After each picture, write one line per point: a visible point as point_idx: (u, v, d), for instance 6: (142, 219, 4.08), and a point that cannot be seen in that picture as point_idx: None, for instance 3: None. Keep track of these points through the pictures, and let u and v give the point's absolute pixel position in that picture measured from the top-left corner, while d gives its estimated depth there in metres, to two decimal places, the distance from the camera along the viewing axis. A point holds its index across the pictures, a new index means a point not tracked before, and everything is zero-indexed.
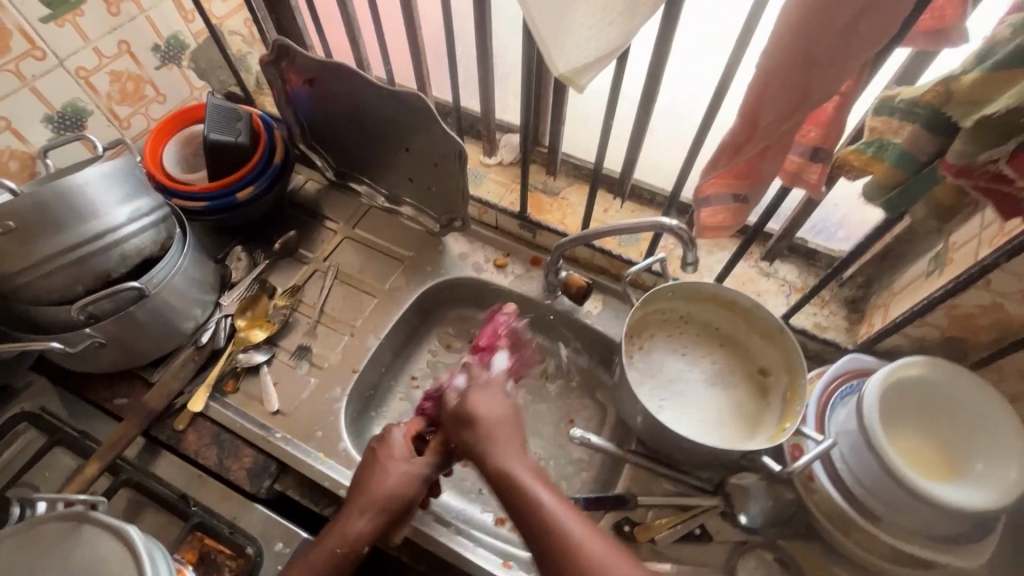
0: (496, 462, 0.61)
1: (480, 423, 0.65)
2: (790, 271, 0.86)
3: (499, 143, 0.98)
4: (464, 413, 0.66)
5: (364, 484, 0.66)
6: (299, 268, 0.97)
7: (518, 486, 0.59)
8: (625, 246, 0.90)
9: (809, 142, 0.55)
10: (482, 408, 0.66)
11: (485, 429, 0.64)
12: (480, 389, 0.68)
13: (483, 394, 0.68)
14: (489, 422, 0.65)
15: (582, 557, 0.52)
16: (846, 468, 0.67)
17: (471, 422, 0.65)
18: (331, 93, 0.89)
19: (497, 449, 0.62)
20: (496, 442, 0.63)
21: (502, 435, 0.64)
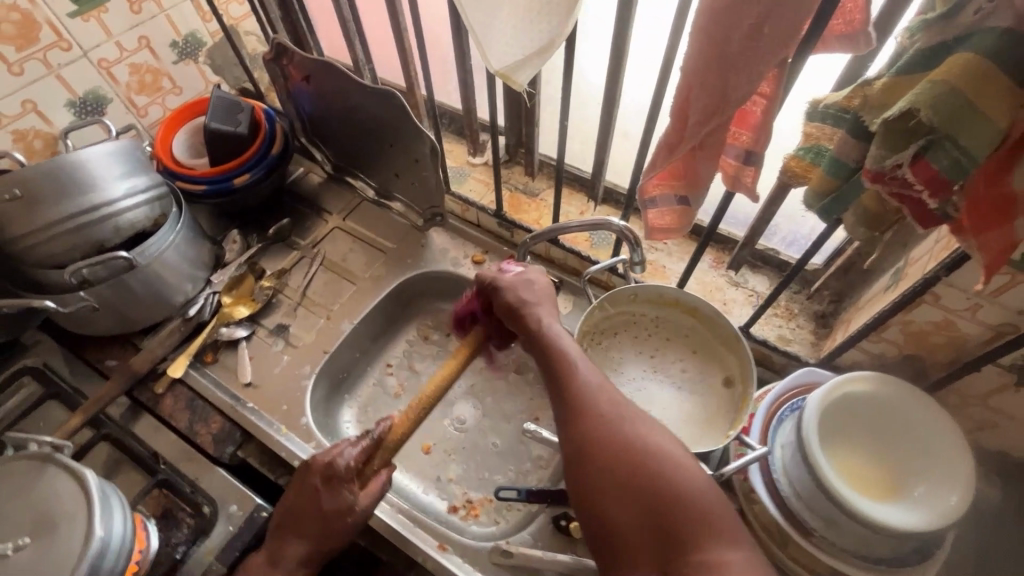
0: (542, 333, 0.63)
1: (531, 300, 0.67)
2: (761, 282, 0.85)
3: (484, 144, 1.01)
4: (514, 289, 0.68)
5: (298, 512, 0.65)
6: (288, 253, 1.02)
7: (561, 353, 0.61)
8: (597, 248, 0.91)
9: (741, 145, 0.55)
10: (534, 289, 0.68)
11: (537, 305, 0.66)
12: (529, 276, 0.70)
13: (532, 279, 0.69)
14: (541, 301, 0.67)
15: (623, 412, 0.54)
16: (785, 481, 0.65)
17: (523, 295, 0.67)
18: (324, 90, 0.95)
19: (547, 322, 0.64)
20: (547, 316, 0.65)
21: (551, 315, 0.66)
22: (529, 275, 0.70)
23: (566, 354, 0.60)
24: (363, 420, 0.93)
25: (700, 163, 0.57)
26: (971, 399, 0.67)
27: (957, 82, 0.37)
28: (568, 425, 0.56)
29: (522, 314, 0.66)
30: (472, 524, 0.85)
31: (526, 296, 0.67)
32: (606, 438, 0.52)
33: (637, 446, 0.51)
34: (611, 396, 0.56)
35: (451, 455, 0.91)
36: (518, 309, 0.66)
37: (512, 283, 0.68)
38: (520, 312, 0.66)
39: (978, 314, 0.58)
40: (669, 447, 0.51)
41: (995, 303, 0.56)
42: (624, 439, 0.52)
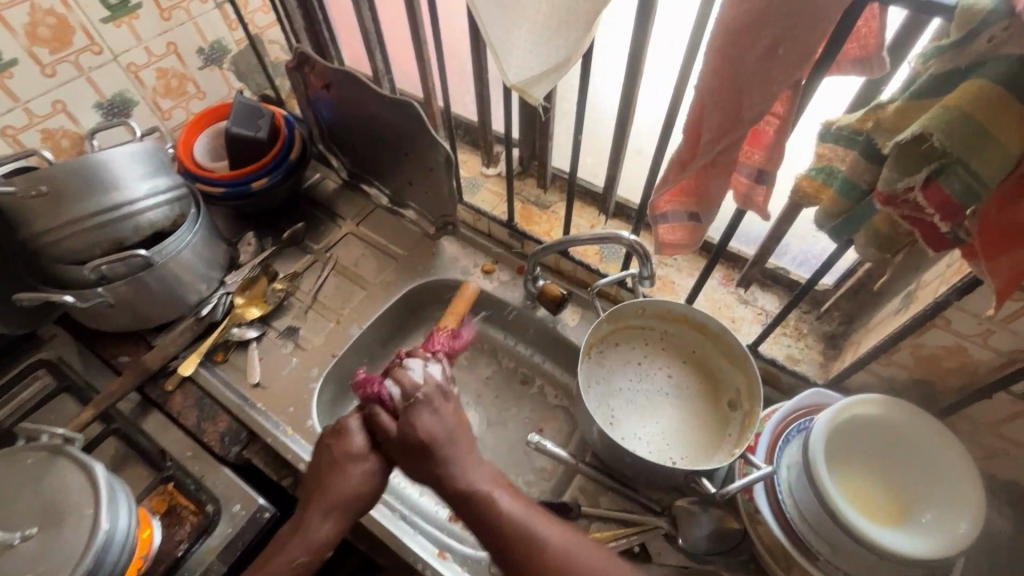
0: (472, 480, 0.59)
1: (428, 413, 0.62)
2: (769, 301, 0.84)
3: (498, 156, 1.03)
4: (419, 415, 0.61)
5: (324, 483, 0.61)
6: (302, 256, 1.04)
7: (499, 509, 0.57)
8: (605, 261, 0.92)
9: (754, 164, 0.56)
10: (438, 415, 0.62)
11: (440, 429, 0.61)
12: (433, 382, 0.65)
13: (435, 385, 0.65)
14: (439, 419, 0.62)
15: (595, 566, 0.55)
16: (791, 503, 0.65)
17: (434, 425, 0.61)
18: (343, 98, 0.97)
19: (448, 455, 0.60)
20: (453, 444, 0.61)
21: (453, 428, 0.62)
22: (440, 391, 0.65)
23: (512, 515, 0.57)
24: None
25: (711, 180, 0.58)
26: (982, 427, 0.66)
27: (971, 109, 0.37)
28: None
29: (434, 450, 0.60)
30: (473, 534, 0.85)
31: (438, 428, 0.61)
32: None
33: None
34: (567, 540, 0.56)
35: None
36: (428, 444, 0.60)
37: (421, 412, 0.61)
38: (433, 448, 0.60)
39: (990, 341, 0.58)
40: None
41: (1007, 329, 0.56)
42: None
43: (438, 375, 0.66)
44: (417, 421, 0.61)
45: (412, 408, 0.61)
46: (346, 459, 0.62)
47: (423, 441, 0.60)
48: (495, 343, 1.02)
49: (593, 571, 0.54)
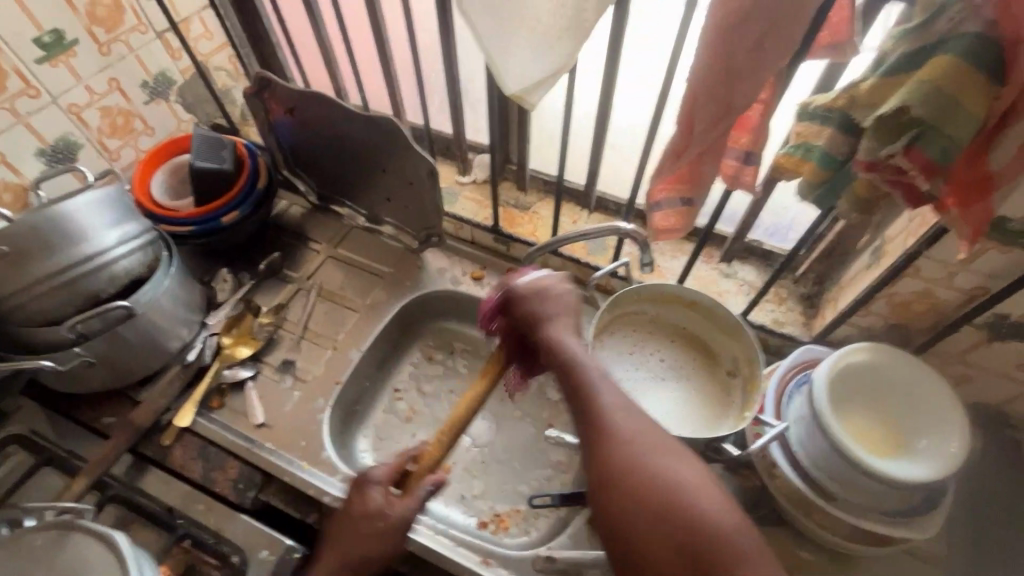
0: (575, 365, 0.58)
1: (541, 302, 0.63)
2: (749, 272, 0.91)
3: (473, 163, 1.04)
4: (528, 297, 0.63)
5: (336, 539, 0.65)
6: (283, 286, 1.01)
7: (588, 386, 0.56)
8: (592, 253, 0.95)
9: (741, 148, 0.60)
10: (551, 301, 0.63)
11: (550, 311, 0.62)
12: (547, 281, 0.64)
13: (552, 282, 0.64)
14: (549, 308, 0.62)
15: (650, 449, 0.51)
16: (804, 453, 0.69)
17: (540, 307, 0.62)
18: (310, 120, 0.95)
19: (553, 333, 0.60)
20: (564, 329, 0.61)
21: (562, 322, 0.62)
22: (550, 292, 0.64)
23: (603, 406, 0.55)
24: (380, 448, 0.93)
25: (703, 166, 0.62)
26: (950, 359, 0.74)
27: (943, 80, 0.43)
28: (600, 475, 0.52)
29: (541, 328, 0.61)
30: (504, 537, 0.86)
31: (543, 311, 0.62)
32: (629, 475, 0.50)
33: (668, 484, 0.49)
34: (641, 426, 0.53)
35: (472, 472, 0.92)
36: (534, 326, 0.62)
37: (524, 294, 0.63)
38: (539, 324, 0.62)
39: (953, 281, 0.65)
40: (694, 481, 0.50)
41: (968, 269, 0.63)
42: (655, 478, 0.50)
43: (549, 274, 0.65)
44: (529, 298, 0.63)
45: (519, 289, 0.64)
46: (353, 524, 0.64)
47: (528, 322, 0.62)
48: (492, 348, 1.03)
49: (667, 468, 0.50)
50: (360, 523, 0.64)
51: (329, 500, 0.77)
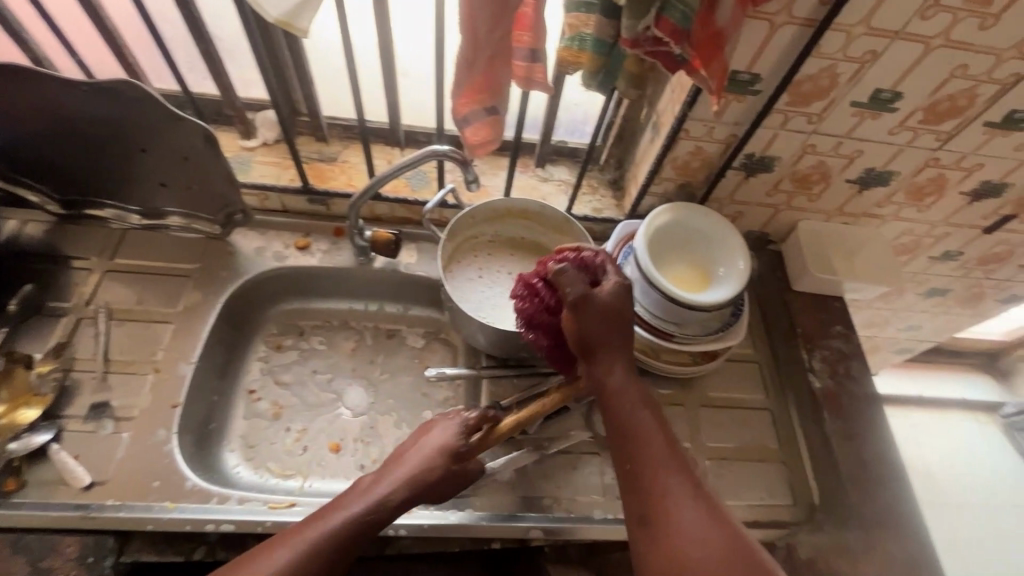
0: (637, 427, 0.62)
1: (600, 321, 0.63)
2: (562, 171, 0.98)
3: (256, 123, 0.92)
4: (586, 309, 0.63)
5: (401, 461, 0.69)
6: (56, 322, 0.81)
7: (652, 456, 0.60)
8: (418, 189, 0.93)
9: (526, 46, 0.62)
10: (612, 328, 0.64)
11: (610, 336, 0.64)
12: (602, 295, 0.64)
13: (609, 300, 0.64)
14: (610, 336, 0.64)
15: (711, 539, 0.54)
16: (641, 306, 0.81)
17: (595, 327, 0.63)
18: (11, 106, 0.73)
19: (616, 379, 0.64)
20: (624, 374, 0.65)
21: (619, 359, 0.65)
22: (599, 298, 0.63)
23: (658, 484, 0.58)
24: (254, 456, 0.85)
25: (497, 70, 0.63)
26: (726, 201, 0.91)
27: None
28: (652, 555, 0.55)
29: (595, 355, 0.64)
30: None
31: (597, 327, 0.63)
32: (685, 562, 0.54)
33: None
34: (704, 513, 0.56)
35: (364, 440, 0.88)
36: (591, 346, 0.64)
37: (581, 304, 0.63)
38: (592, 348, 0.64)
39: (713, 134, 0.79)
40: None
41: (722, 121, 0.76)
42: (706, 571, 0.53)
43: (608, 285, 0.65)
44: (587, 311, 0.63)
45: (576, 307, 0.63)
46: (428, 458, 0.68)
47: (586, 338, 0.64)
48: (343, 314, 0.98)
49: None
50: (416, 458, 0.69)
51: (213, 527, 0.67)
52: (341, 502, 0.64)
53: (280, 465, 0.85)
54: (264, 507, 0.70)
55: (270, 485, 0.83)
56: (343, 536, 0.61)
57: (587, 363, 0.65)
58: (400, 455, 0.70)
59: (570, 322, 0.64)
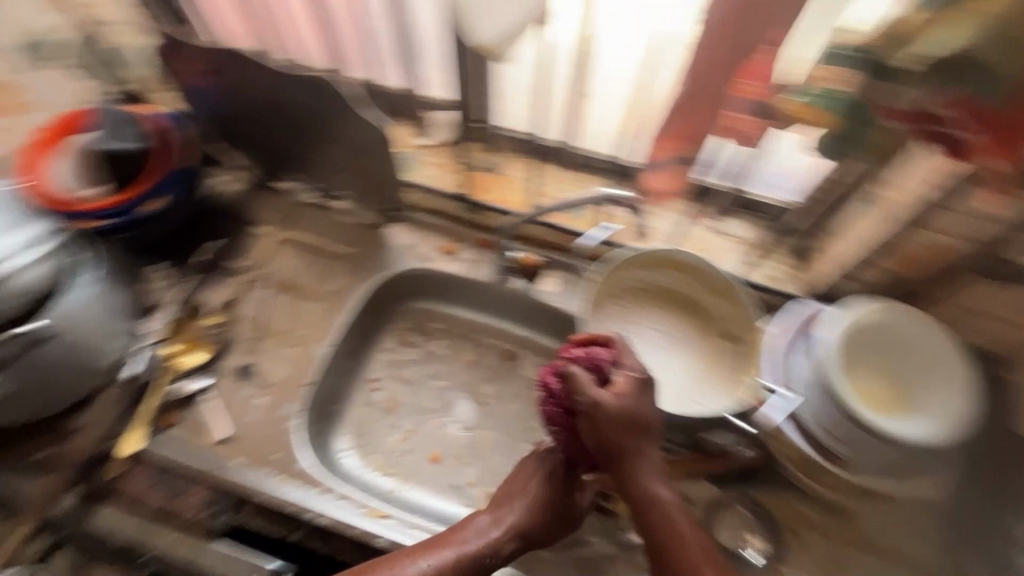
0: (672, 537, 0.60)
1: (619, 430, 0.61)
2: (739, 226, 0.86)
3: (433, 123, 0.93)
4: (599, 418, 0.61)
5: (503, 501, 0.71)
6: (229, 279, 0.89)
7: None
8: (574, 218, 0.90)
9: (748, 96, 0.52)
10: (636, 434, 0.62)
11: (631, 443, 0.62)
12: (617, 401, 0.61)
13: (624, 404, 0.61)
14: (631, 443, 0.62)
15: None
16: (810, 416, 0.67)
17: (614, 434, 0.61)
18: (239, 85, 0.82)
19: (649, 487, 0.62)
20: (653, 480, 0.63)
21: (646, 465, 0.63)
22: (613, 400, 0.61)
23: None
24: (362, 445, 0.87)
25: (710, 120, 0.56)
26: None
27: None
28: None
29: (619, 461, 0.62)
30: None
31: (617, 433, 0.61)
32: None
33: None
34: None
35: (464, 459, 0.87)
36: (612, 452, 0.62)
37: (595, 414, 0.61)
38: (615, 456, 0.62)
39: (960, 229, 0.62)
40: None
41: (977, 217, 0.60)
42: None
43: (626, 384, 0.63)
44: (603, 423, 0.61)
45: (591, 414, 0.61)
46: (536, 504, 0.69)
47: (605, 445, 0.62)
48: (472, 325, 0.96)
49: None
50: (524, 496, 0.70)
51: (313, 516, 0.71)
52: (452, 537, 0.66)
53: (382, 460, 0.86)
54: (360, 511, 0.72)
55: (370, 478, 0.84)
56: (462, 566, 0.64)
57: (615, 472, 0.63)
58: (506, 492, 0.72)
59: (588, 428, 0.62)
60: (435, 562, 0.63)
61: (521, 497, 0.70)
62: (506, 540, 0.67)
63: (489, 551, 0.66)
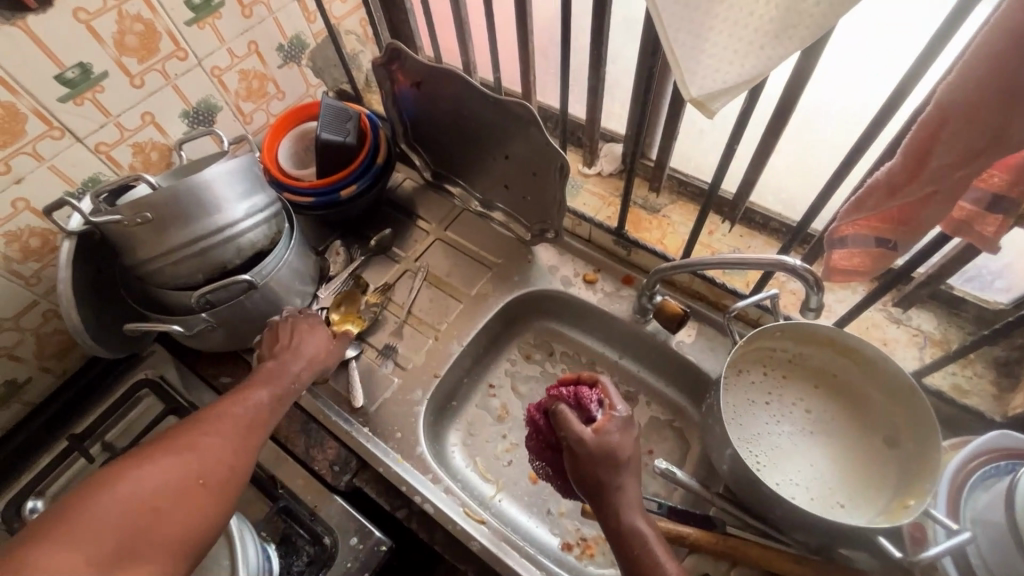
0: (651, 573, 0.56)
1: (599, 466, 0.59)
2: (926, 321, 0.75)
3: (601, 153, 0.95)
4: (579, 455, 0.60)
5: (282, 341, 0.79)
6: (390, 266, 1.00)
7: None
8: (730, 275, 0.85)
9: (988, 189, 0.45)
10: (612, 469, 0.59)
11: (612, 480, 0.59)
12: (598, 438, 0.60)
13: (606, 441, 0.60)
14: (612, 479, 0.59)
15: None
16: (984, 569, 0.56)
17: (588, 470, 0.60)
18: (436, 96, 0.90)
19: (631, 523, 0.58)
20: (631, 516, 0.59)
21: (627, 501, 0.59)
22: (591, 435, 0.60)
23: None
24: (469, 445, 0.91)
25: (930, 207, 0.48)
26: None
27: None
28: None
29: (600, 498, 0.60)
30: (589, 565, 0.81)
31: (596, 467, 0.59)
32: None
33: None
34: None
35: None
36: (591, 487, 0.60)
37: (579, 450, 0.60)
38: (596, 494, 0.60)
39: None
40: None
41: None
42: None
43: (608, 421, 0.61)
44: (587, 461, 0.60)
45: (568, 451, 0.61)
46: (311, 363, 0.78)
47: (585, 481, 0.60)
48: (595, 355, 0.96)
49: None
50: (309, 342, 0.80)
51: (419, 501, 0.75)
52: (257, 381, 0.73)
53: (485, 465, 0.89)
54: (460, 509, 0.75)
55: (471, 478, 0.88)
56: (267, 407, 0.71)
57: (597, 507, 0.60)
58: (279, 342, 0.78)
59: (569, 463, 0.61)
60: (240, 404, 0.69)
61: (295, 357, 0.77)
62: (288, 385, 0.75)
63: (282, 388, 0.74)
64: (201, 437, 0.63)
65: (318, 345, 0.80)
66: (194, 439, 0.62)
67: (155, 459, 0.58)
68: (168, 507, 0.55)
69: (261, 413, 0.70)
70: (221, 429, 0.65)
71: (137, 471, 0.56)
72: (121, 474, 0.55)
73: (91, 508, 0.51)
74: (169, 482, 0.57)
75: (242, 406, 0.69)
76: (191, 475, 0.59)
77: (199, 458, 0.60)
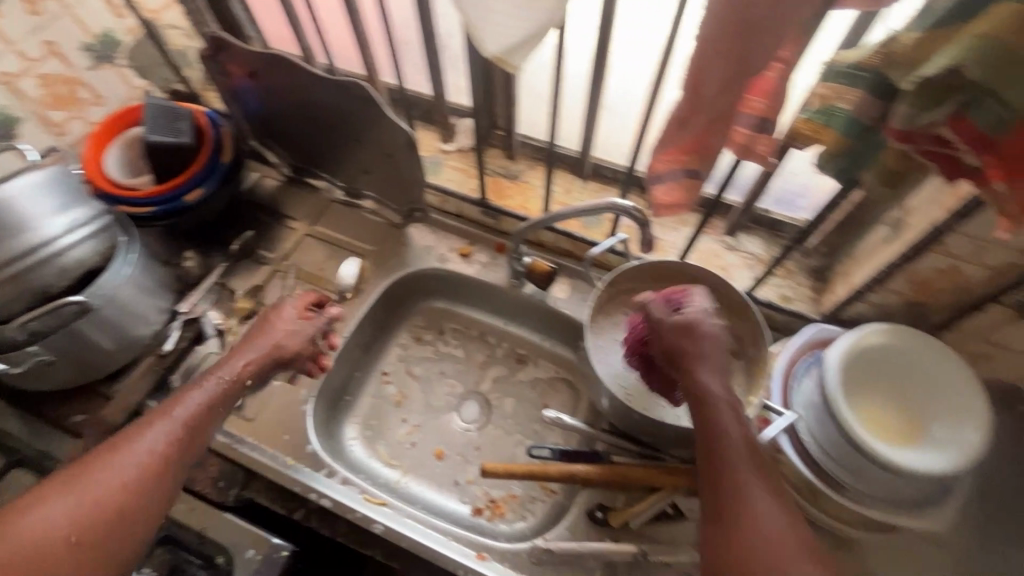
0: (719, 426, 0.55)
1: (701, 355, 0.59)
2: (755, 244, 0.85)
3: (457, 129, 0.97)
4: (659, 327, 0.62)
5: (258, 333, 0.74)
6: (257, 268, 0.95)
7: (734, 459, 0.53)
8: (588, 228, 0.91)
9: (755, 113, 0.53)
10: (693, 329, 0.60)
11: (691, 344, 0.60)
12: (689, 305, 0.63)
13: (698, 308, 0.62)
14: (701, 368, 0.58)
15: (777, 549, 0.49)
16: (814, 442, 0.65)
17: (670, 337, 0.61)
18: (274, 86, 0.86)
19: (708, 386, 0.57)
20: (708, 378, 0.58)
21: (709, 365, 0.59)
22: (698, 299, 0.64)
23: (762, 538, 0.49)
24: (368, 436, 0.90)
25: (714, 134, 0.54)
26: (971, 335, 0.70)
27: (1005, 32, 0.37)
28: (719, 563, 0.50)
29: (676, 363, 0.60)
30: (500, 523, 0.83)
31: (685, 330, 0.60)
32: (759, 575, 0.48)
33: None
34: (789, 532, 0.50)
35: (465, 457, 0.88)
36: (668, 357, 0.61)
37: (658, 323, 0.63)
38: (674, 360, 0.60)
39: (982, 258, 0.60)
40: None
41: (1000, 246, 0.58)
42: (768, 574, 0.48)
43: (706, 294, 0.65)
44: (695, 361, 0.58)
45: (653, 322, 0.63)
46: (277, 351, 0.73)
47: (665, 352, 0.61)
48: (484, 327, 0.98)
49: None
50: (283, 324, 0.76)
51: (316, 498, 0.74)
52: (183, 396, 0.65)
53: (387, 451, 0.89)
54: (360, 497, 0.75)
55: (373, 466, 0.87)
56: (198, 417, 0.64)
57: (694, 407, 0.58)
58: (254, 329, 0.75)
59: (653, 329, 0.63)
60: (161, 420, 0.61)
61: (259, 340, 0.73)
62: (233, 386, 0.69)
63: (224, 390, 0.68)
64: (112, 458, 0.57)
65: (291, 326, 0.77)
66: (99, 465, 0.56)
67: (55, 492, 0.54)
68: (90, 534, 0.53)
69: (188, 424, 0.63)
70: (124, 442, 0.59)
71: (48, 500, 0.53)
72: (39, 492, 0.54)
73: (22, 516, 0.51)
74: (72, 506, 0.53)
75: (164, 422, 0.61)
76: (96, 493, 0.55)
77: (103, 480, 0.56)
